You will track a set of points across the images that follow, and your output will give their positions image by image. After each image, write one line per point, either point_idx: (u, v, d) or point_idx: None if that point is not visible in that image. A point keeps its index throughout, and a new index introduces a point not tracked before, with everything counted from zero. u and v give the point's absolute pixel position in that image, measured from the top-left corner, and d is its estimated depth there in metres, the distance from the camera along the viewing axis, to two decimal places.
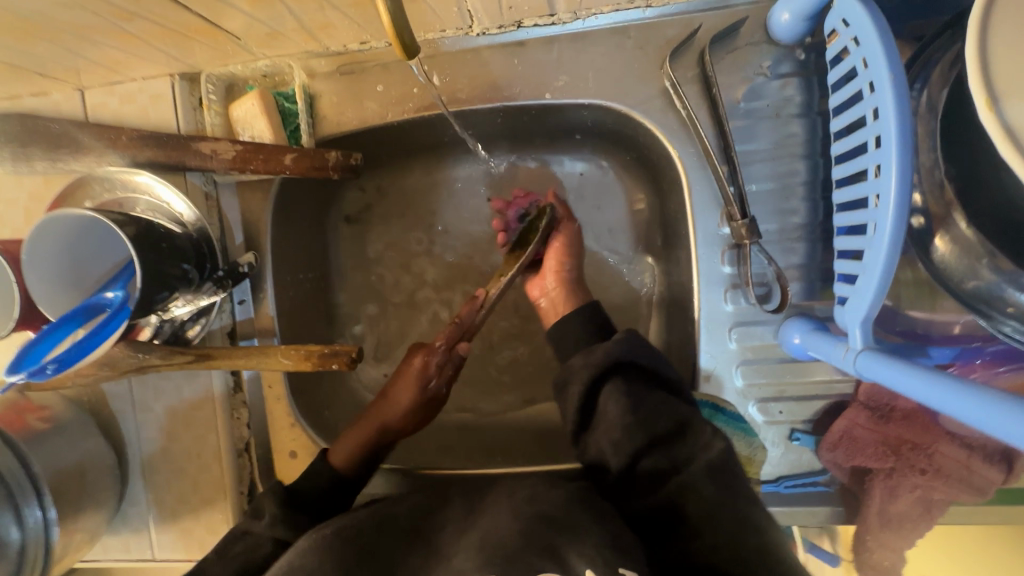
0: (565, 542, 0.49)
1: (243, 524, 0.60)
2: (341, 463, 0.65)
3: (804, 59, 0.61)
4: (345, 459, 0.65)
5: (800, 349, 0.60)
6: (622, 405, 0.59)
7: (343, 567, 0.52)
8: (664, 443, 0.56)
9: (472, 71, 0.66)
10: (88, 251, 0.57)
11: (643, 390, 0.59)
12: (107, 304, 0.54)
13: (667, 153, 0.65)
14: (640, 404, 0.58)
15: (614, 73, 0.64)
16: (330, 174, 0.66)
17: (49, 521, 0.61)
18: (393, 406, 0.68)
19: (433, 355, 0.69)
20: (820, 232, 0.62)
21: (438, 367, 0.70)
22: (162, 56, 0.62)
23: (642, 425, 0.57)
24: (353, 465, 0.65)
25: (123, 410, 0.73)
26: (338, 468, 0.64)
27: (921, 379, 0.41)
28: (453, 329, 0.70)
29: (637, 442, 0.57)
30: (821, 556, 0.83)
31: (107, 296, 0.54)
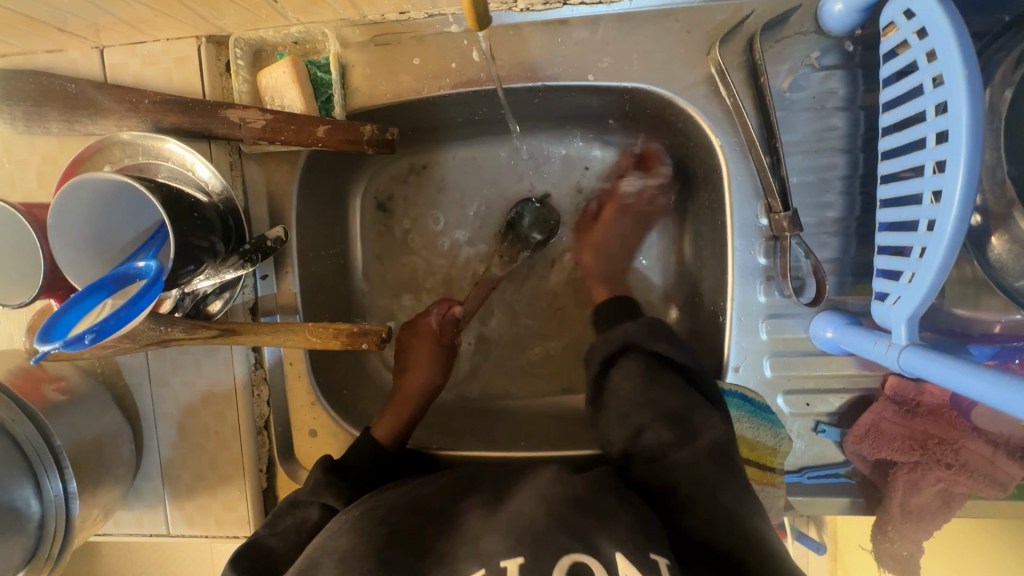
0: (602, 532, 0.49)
1: (290, 497, 0.62)
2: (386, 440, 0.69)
3: (852, 51, 0.60)
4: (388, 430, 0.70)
5: (833, 343, 0.60)
6: (636, 377, 0.63)
7: (376, 546, 0.52)
8: (674, 421, 0.59)
9: (513, 48, 0.64)
10: (117, 216, 0.54)
11: (658, 366, 0.64)
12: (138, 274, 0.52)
13: (707, 142, 0.64)
14: (654, 380, 0.62)
15: (660, 57, 0.62)
16: (365, 148, 0.64)
17: (70, 494, 0.60)
18: (413, 376, 0.76)
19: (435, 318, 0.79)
20: (856, 227, 0.62)
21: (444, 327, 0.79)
22: (191, 16, 0.60)
23: (653, 404, 0.60)
24: (396, 436, 0.70)
25: (138, 384, 0.71)
26: (387, 445, 0.68)
27: (966, 375, 0.43)
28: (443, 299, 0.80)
29: (662, 439, 0.59)
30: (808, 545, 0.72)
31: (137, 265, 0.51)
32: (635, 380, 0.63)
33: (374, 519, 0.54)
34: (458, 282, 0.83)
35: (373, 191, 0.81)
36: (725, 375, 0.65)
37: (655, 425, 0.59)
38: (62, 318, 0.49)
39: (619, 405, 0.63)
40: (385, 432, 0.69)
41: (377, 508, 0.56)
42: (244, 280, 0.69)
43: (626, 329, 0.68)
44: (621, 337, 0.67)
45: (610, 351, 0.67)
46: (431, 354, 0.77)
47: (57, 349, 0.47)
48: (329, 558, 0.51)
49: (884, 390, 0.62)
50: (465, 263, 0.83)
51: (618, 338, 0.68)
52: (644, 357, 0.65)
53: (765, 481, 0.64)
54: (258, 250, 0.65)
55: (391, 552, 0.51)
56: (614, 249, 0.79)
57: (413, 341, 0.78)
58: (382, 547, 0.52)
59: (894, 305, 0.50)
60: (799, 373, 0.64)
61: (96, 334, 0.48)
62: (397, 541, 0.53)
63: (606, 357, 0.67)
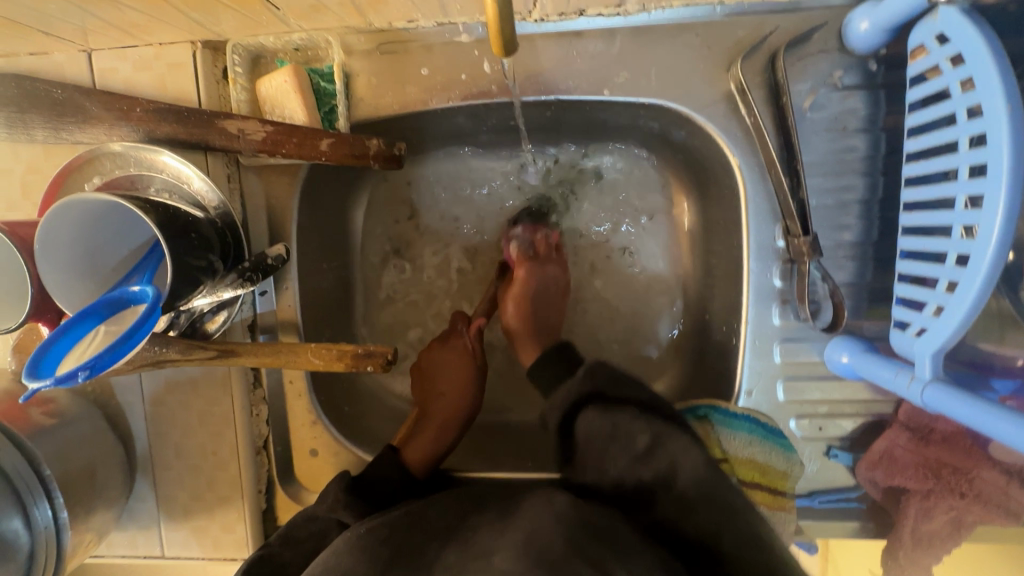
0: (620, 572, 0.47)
1: (309, 508, 0.62)
2: (419, 466, 0.68)
3: (875, 71, 0.58)
4: (422, 458, 0.69)
5: (849, 369, 0.59)
6: (599, 426, 0.59)
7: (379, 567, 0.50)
8: (644, 458, 0.56)
9: (526, 60, 0.61)
10: (107, 238, 0.52)
11: (617, 407, 0.60)
12: (132, 300, 0.49)
13: (724, 160, 0.62)
14: (614, 425, 0.59)
15: (678, 72, 0.60)
16: (369, 163, 0.62)
17: (61, 523, 0.58)
18: (441, 397, 0.74)
19: (462, 338, 0.77)
20: (874, 251, 0.61)
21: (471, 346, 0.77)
22: (187, 22, 0.56)
23: (616, 443, 0.58)
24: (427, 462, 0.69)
25: (131, 403, 0.68)
26: (419, 473, 0.68)
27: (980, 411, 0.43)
28: (456, 318, 0.79)
29: (642, 477, 0.56)
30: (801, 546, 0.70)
31: (132, 291, 0.49)
32: (598, 426, 0.59)
33: (375, 539, 0.53)
34: (462, 296, 0.82)
35: (376, 202, 0.78)
36: (737, 399, 0.64)
37: (632, 469, 0.56)
38: (47, 352, 0.46)
39: (592, 457, 0.59)
40: (416, 458, 0.69)
41: (380, 528, 0.55)
42: (242, 297, 0.66)
43: (570, 386, 0.66)
44: (567, 398, 0.65)
45: (567, 409, 0.64)
46: (459, 371, 0.75)
47: (48, 386, 0.44)
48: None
49: (897, 417, 0.61)
50: (469, 277, 0.81)
51: (563, 402, 0.65)
52: (601, 405, 0.61)
53: (776, 505, 0.64)
54: (258, 269, 0.62)
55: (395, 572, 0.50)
56: (542, 300, 0.77)
57: (441, 361, 0.76)
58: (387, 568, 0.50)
59: (917, 338, 0.49)
60: (812, 398, 0.63)
61: (92, 369, 0.45)
62: (401, 560, 0.51)
63: (564, 415, 0.64)
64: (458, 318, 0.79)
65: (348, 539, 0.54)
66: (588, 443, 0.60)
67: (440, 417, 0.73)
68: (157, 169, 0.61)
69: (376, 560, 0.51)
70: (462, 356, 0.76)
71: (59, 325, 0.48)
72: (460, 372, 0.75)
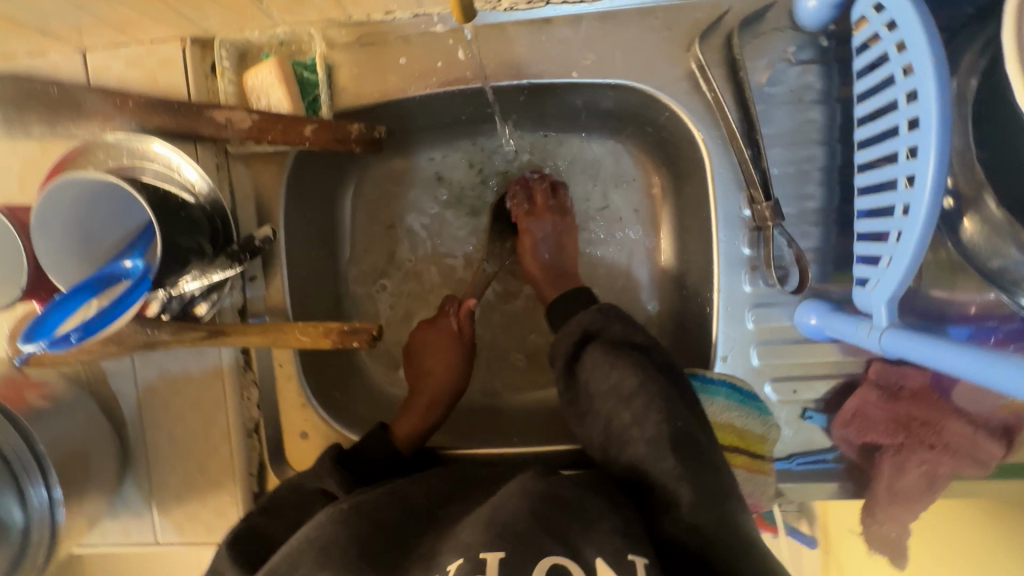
0: (598, 533, 0.48)
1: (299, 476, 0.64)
2: (406, 442, 0.70)
3: (827, 46, 0.62)
4: (409, 437, 0.70)
5: (817, 330, 0.61)
6: (602, 362, 0.61)
7: (357, 539, 0.51)
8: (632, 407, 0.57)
9: (498, 47, 0.65)
10: (105, 219, 0.54)
11: (622, 349, 0.62)
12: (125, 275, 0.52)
13: (690, 136, 0.65)
14: (614, 364, 0.60)
15: (642, 53, 0.64)
16: (352, 147, 0.66)
17: (55, 501, 0.59)
18: (429, 375, 0.75)
19: (449, 321, 0.78)
20: (837, 216, 0.63)
21: (460, 327, 0.78)
22: (177, 18, 0.60)
23: (613, 392, 0.59)
24: (413, 438, 0.70)
25: (124, 389, 0.70)
26: (406, 450, 0.69)
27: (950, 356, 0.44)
28: (449, 299, 0.80)
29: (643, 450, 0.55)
30: (799, 540, 0.80)
31: (125, 266, 0.52)
32: (599, 364, 0.61)
33: (358, 514, 0.54)
34: (449, 283, 0.84)
35: (363, 192, 0.81)
36: (713, 365, 0.67)
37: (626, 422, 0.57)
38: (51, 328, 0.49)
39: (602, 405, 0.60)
40: (404, 434, 0.70)
41: (365, 501, 0.55)
42: (231, 281, 0.68)
43: (581, 319, 0.66)
44: (579, 329, 0.65)
45: (575, 342, 0.65)
46: (445, 351, 0.77)
47: (44, 349, 0.47)
48: (309, 549, 0.51)
49: (867, 375, 0.63)
50: (454, 263, 0.84)
51: (575, 333, 0.65)
52: (605, 345, 0.63)
53: (755, 468, 0.65)
54: (244, 251, 0.64)
55: (371, 544, 0.51)
56: (556, 249, 0.77)
57: (427, 344, 0.77)
58: (363, 540, 0.51)
59: (872, 289, 0.52)
60: (786, 361, 0.66)
61: (83, 332, 0.47)
62: (379, 531, 0.53)
63: (571, 351, 0.65)
64: (447, 301, 0.80)
65: (330, 513, 0.54)
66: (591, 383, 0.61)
67: (427, 395, 0.74)
68: (148, 159, 0.63)
69: (358, 537, 0.51)
70: (448, 338, 0.77)
71: (56, 297, 0.51)
72: (447, 352, 0.77)
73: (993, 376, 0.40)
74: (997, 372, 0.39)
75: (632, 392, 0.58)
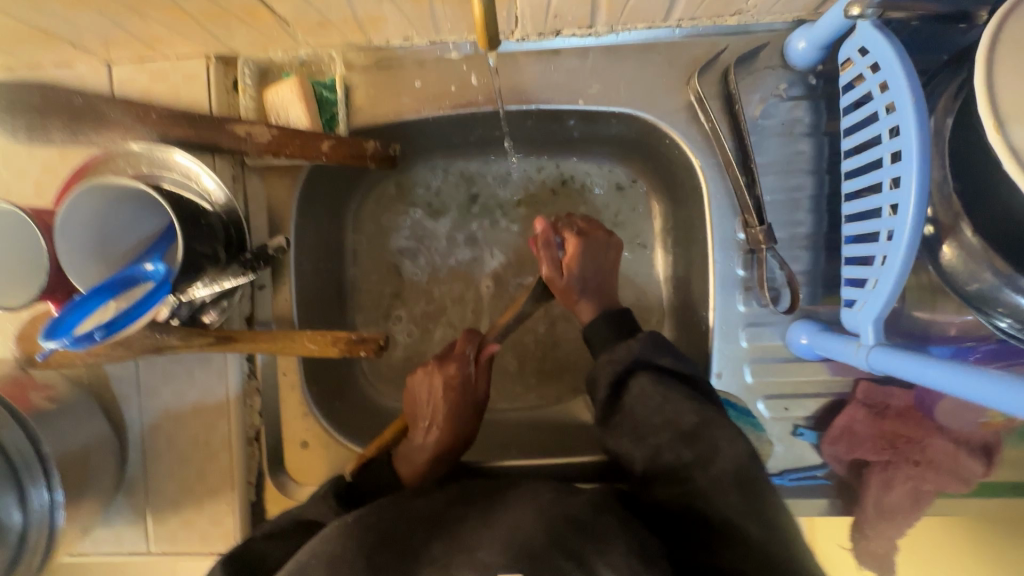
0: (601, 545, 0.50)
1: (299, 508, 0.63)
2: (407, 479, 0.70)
3: (815, 84, 0.66)
4: (412, 475, 0.70)
5: (807, 349, 0.64)
6: (651, 392, 0.63)
7: (366, 550, 0.52)
8: (689, 439, 0.59)
9: (510, 75, 0.69)
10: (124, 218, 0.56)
11: (668, 381, 0.64)
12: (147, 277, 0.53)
13: (688, 162, 0.69)
14: (665, 397, 0.62)
15: (644, 85, 0.68)
16: (367, 163, 0.68)
17: (55, 504, 0.58)
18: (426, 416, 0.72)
19: (466, 366, 0.74)
20: (824, 242, 0.67)
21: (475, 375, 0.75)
22: (206, 36, 0.63)
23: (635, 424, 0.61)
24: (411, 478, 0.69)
25: (126, 394, 0.70)
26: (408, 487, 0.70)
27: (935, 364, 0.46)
28: (471, 337, 0.76)
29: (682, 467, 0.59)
30: None
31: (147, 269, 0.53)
32: (651, 394, 0.63)
33: (365, 524, 0.54)
34: (451, 298, 0.86)
35: (371, 207, 0.84)
36: (709, 382, 0.69)
37: (672, 446, 0.60)
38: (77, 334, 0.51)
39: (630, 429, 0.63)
40: (404, 471, 0.70)
41: (367, 515, 0.55)
42: (241, 289, 0.70)
43: (630, 346, 0.67)
44: (626, 355, 0.67)
45: (621, 370, 0.67)
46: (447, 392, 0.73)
47: (66, 346, 0.48)
48: (318, 563, 0.51)
49: (855, 395, 0.66)
50: (456, 280, 0.86)
51: (622, 357, 0.67)
52: (652, 374, 0.64)
53: None
54: (260, 258, 0.66)
55: (380, 557, 0.52)
56: (593, 277, 0.74)
57: (434, 385, 0.73)
58: (371, 552, 0.51)
59: (860, 309, 0.55)
60: (778, 379, 0.68)
61: (107, 330, 0.50)
62: (387, 544, 0.53)
63: (616, 379, 0.66)
64: (468, 339, 0.76)
65: (338, 526, 0.54)
66: (636, 405, 0.63)
67: (426, 441, 0.71)
68: (167, 168, 0.65)
69: (364, 544, 0.52)
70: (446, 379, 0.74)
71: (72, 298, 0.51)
72: (446, 395, 0.73)
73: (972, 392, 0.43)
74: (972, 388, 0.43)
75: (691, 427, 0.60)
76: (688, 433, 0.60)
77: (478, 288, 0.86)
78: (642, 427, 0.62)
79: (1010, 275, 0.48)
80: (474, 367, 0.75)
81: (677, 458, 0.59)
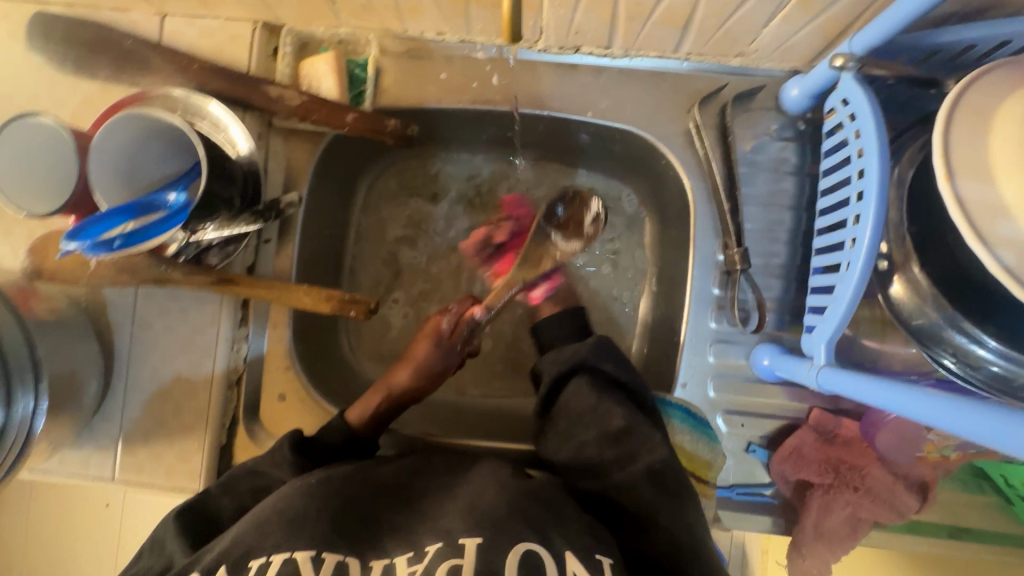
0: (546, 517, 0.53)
1: (254, 462, 0.64)
2: (351, 418, 0.71)
3: (803, 129, 0.72)
4: (360, 417, 0.71)
5: (769, 370, 0.68)
6: (587, 397, 0.67)
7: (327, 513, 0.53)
8: (615, 442, 0.63)
9: (528, 81, 0.75)
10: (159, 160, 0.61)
11: (604, 389, 0.67)
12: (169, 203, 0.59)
13: (680, 184, 0.75)
14: (599, 400, 0.66)
15: (649, 107, 0.74)
16: (386, 138, 0.73)
17: (38, 411, 0.60)
18: (404, 368, 0.76)
19: (444, 318, 0.78)
20: (796, 274, 0.72)
21: (449, 329, 0.77)
22: (257, 2, 0.68)
23: (596, 422, 0.65)
24: (359, 419, 0.70)
25: (120, 322, 0.73)
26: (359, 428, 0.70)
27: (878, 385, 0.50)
28: (466, 301, 0.79)
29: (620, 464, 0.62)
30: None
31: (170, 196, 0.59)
32: (587, 398, 0.67)
33: (329, 487, 0.55)
34: (443, 285, 0.89)
35: (381, 186, 0.88)
36: (674, 391, 0.73)
37: (597, 443, 0.64)
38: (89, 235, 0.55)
39: (564, 420, 0.67)
40: (358, 408, 0.72)
41: (332, 478, 0.56)
42: (248, 240, 0.73)
43: (577, 349, 0.70)
44: (571, 357, 0.70)
45: (559, 371, 0.70)
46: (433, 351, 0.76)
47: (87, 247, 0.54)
48: (276, 518, 0.52)
49: (807, 420, 0.70)
50: (450, 268, 0.89)
51: (566, 359, 0.70)
52: (592, 377, 0.68)
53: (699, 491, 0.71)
54: (269, 210, 0.71)
55: (341, 520, 0.53)
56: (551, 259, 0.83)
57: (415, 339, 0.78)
58: (333, 515, 0.53)
59: (816, 332, 0.59)
60: (737, 397, 0.72)
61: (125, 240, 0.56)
62: (349, 509, 0.54)
63: (556, 377, 0.70)
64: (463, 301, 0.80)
65: (299, 487, 0.55)
66: (571, 403, 0.67)
67: (397, 378, 0.75)
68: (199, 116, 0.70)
69: (325, 506, 0.53)
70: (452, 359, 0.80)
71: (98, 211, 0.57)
72: (427, 351, 0.76)
73: (911, 408, 0.46)
74: (910, 406, 0.46)
75: (619, 430, 0.64)
76: (617, 435, 0.64)
77: (470, 278, 0.90)
78: (574, 424, 0.66)
79: (952, 314, 0.53)
80: (450, 318, 0.78)
81: (603, 454, 0.63)
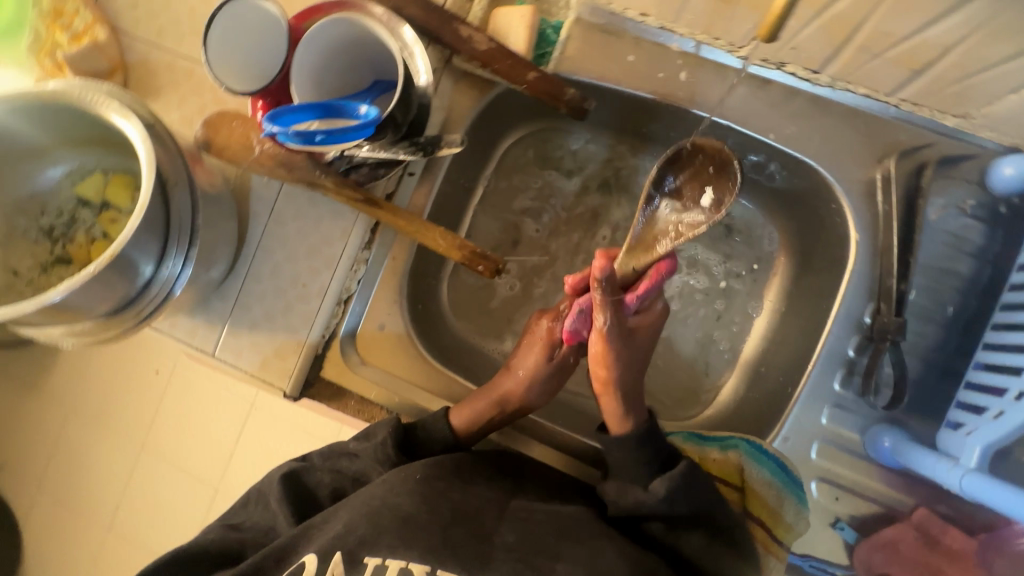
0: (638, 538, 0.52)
1: (351, 445, 0.72)
2: (456, 424, 0.73)
3: (1002, 213, 0.66)
4: (465, 423, 0.73)
5: (888, 453, 0.65)
6: (661, 529, 0.64)
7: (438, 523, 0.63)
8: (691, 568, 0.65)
9: (717, 85, 0.71)
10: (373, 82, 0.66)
11: (682, 527, 0.64)
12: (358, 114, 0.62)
13: (845, 234, 0.70)
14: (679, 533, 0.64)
15: (838, 146, 0.69)
16: (559, 106, 0.72)
17: (180, 275, 0.63)
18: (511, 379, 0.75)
19: (557, 322, 0.78)
20: (941, 362, 0.67)
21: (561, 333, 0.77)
22: None
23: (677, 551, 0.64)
24: (467, 423, 0.73)
25: (258, 211, 0.75)
26: (461, 436, 0.73)
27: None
28: (573, 295, 0.78)
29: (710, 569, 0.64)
30: None
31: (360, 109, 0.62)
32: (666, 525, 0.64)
33: (435, 492, 0.65)
34: (557, 262, 0.90)
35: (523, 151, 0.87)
36: (772, 441, 0.69)
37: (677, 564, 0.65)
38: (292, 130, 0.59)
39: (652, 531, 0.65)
40: (460, 414, 0.73)
41: (437, 481, 0.66)
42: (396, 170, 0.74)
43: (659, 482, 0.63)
44: (666, 478, 0.63)
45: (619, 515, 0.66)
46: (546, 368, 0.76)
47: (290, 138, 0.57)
48: (391, 517, 0.63)
49: (910, 516, 0.66)
50: (568, 248, 0.90)
51: (662, 478, 0.64)
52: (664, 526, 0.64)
53: (770, 549, 0.68)
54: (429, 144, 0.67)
55: (451, 528, 0.63)
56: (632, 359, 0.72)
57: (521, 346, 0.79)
58: (445, 526, 0.63)
59: (971, 433, 0.62)
60: (840, 468, 0.68)
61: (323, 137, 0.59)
62: (457, 519, 0.64)
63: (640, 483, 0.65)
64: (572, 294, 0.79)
65: (407, 482, 0.66)
66: (654, 523, 0.64)
67: (502, 386, 0.74)
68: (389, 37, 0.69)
69: (438, 520, 0.63)
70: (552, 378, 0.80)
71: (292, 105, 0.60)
72: (540, 367, 0.76)
73: None
74: None
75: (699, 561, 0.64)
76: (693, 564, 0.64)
77: (587, 262, 0.90)
78: (658, 537, 0.65)
79: None
80: (564, 322, 0.77)
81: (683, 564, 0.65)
